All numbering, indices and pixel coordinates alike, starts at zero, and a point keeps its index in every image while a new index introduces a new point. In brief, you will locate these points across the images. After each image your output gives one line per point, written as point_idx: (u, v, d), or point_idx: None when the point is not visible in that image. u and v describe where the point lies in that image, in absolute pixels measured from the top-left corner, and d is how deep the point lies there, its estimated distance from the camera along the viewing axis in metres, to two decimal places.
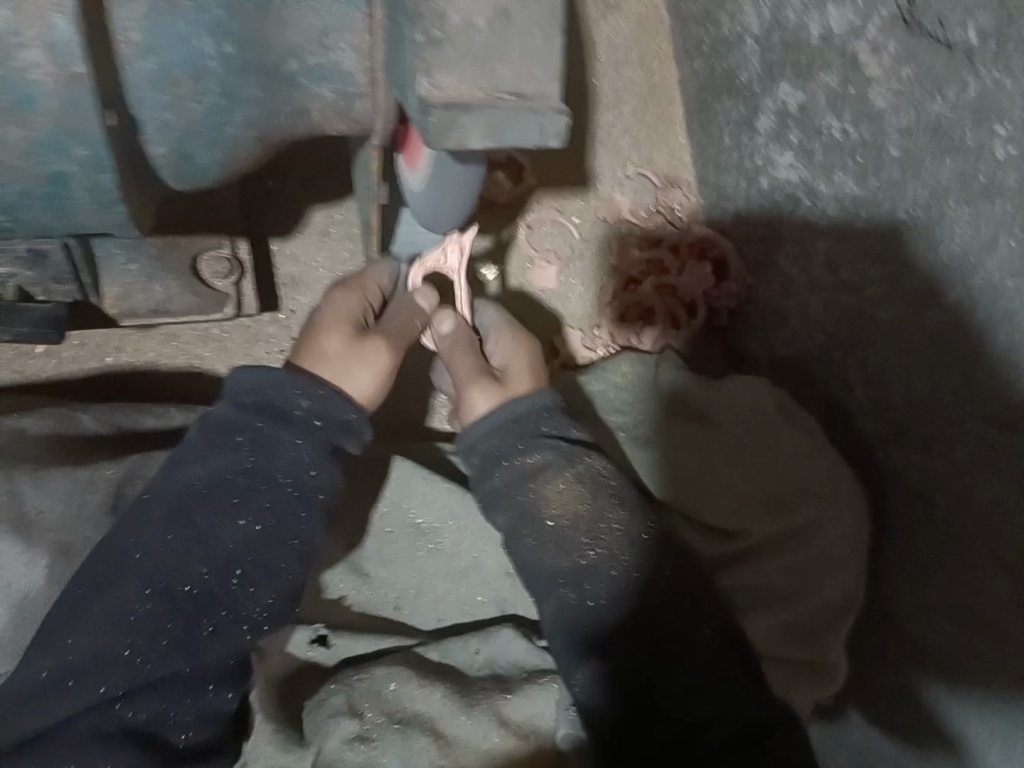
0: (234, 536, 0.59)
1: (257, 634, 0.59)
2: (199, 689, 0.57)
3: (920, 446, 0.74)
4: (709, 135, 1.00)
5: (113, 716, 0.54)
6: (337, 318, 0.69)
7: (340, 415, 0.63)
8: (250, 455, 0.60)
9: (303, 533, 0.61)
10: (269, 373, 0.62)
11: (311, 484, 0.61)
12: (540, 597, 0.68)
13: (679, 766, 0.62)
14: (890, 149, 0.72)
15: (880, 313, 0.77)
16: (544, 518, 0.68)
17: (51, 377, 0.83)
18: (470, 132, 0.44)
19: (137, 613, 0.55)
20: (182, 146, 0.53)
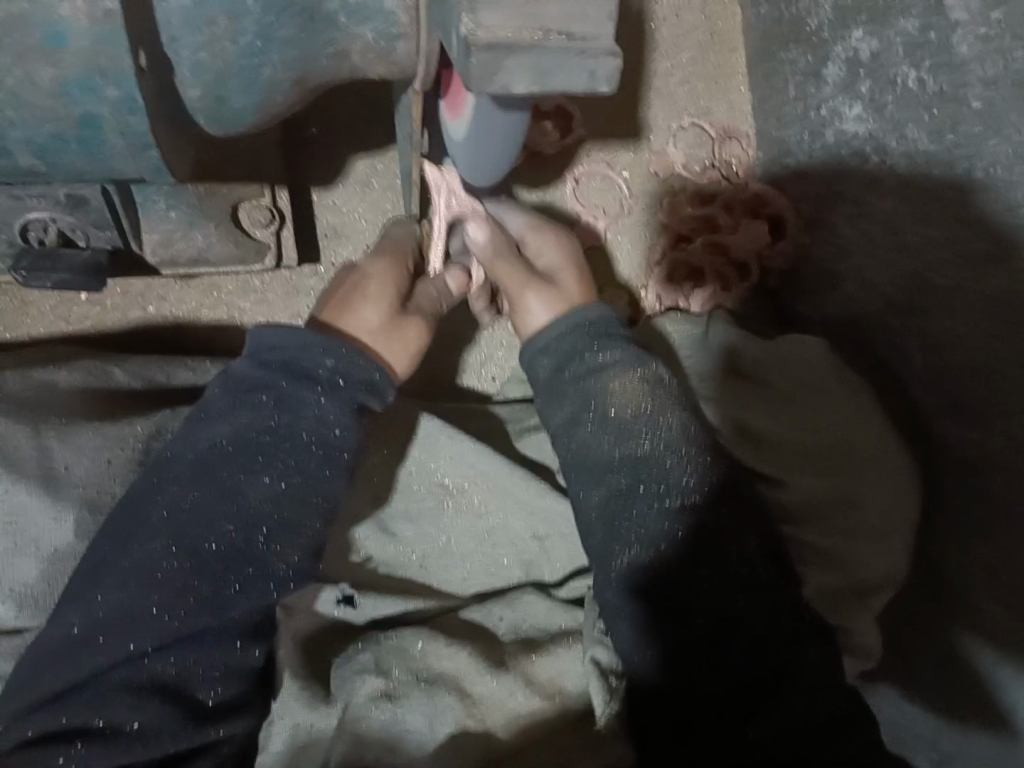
0: (261, 492, 0.58)
1: (284, 590, 0.59)
2: (227, 643, 0.57)
3: (978, 419, 0.70)
4: (773, 85, 0.94)
5: (141, 672, 0.55)
6: (378, 286, 0.68)
7: (365, 376, 0.63)
8: (273, 412, 0.60)
9: (326, 489, 0.60)
10: (292, 333, 0.62)
11: (336, 442, 0.61)
12: (585, 488, 0.68)
13: (722, 658, 0.60)
14: (970, 101, 0.67)
15: (939, 277, 0.72)
16: (608, 404, 0.68)
17: (93, 323, 0.84)
18: (514, 76, 0.42)
19: (164, 570, 0.55)
20: (216, 88, 0.51)
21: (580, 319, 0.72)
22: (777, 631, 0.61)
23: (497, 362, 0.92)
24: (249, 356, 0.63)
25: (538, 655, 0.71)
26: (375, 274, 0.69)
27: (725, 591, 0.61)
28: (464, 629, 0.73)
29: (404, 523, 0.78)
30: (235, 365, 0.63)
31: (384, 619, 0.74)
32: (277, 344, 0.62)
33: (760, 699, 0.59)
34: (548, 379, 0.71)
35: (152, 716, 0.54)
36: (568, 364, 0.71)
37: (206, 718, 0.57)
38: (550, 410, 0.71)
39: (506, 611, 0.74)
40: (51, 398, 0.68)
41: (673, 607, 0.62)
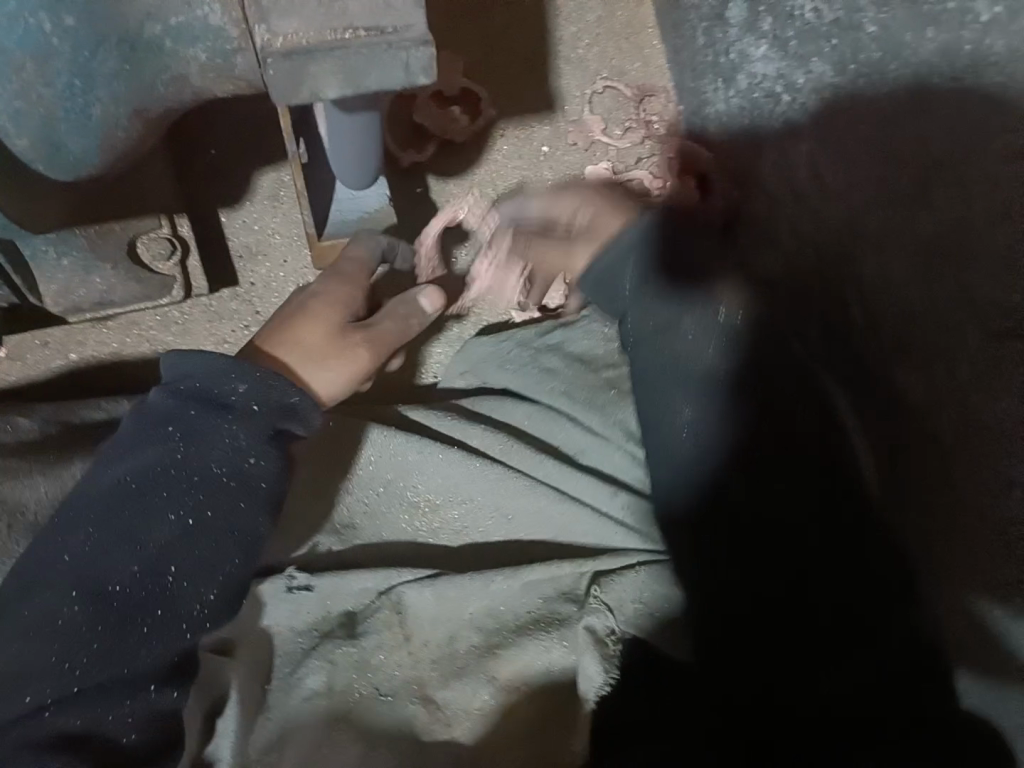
0: (167, 532, 0.56)
1: (201, 629, 0.57)
2: (139, 689, 0.54)
3: (918, 366, 0.62)
4: (682, 35, 0.90)
5: (41, 729, 0.52)
6: (326, 303, 0.67)
7: (281, 401, 0.60)
8: (181, 444, 0.57)
9: (240, 522, 0.58)
10: (199, 357, 0.59)
11: (251, 472, 0.58)
12: (673, 401, 0.65)
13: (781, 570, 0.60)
14: (867, 27, 0.63)
15: (873, 218, 0.66)
16: (715, 312, 0.64)
17: (13, 380, 0.82)
18: (321, 82, 0.39)
19: (65, 617, 0.53)
20: (48, 133, 0.48)
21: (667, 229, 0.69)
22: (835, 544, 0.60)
23: (437, 359, 0.90)
24: (163, 387, 0.59)
25: (500, 651, 0.69)
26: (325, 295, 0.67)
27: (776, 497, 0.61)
28: (401, 641, 0.70)
29: (367, 531, 0.77)
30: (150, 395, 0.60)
31: (316, 630, 0.70)
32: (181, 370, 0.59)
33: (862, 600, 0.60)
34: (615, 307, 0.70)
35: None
36: (665, 270, 0.67)
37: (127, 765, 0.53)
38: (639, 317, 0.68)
39: (440, 601, 0.70)
40: None
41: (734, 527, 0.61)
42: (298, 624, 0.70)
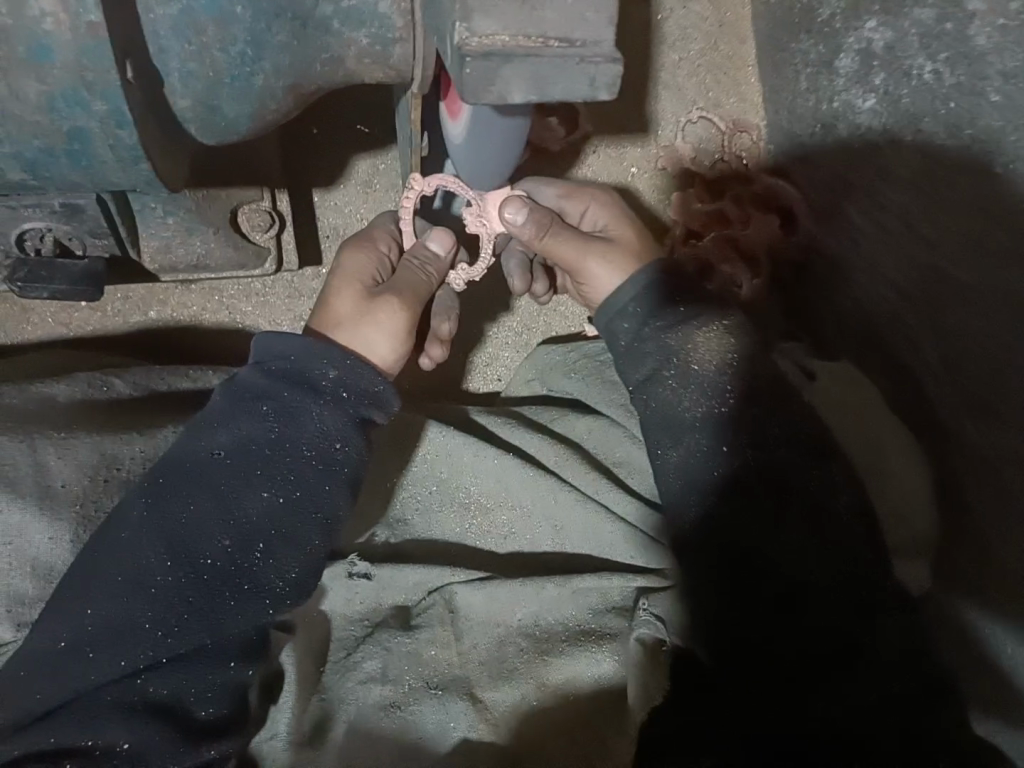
0: (260, 507, 0.57)
1: (279, 605, 0.57)
2: (221, 662, 0.56)
3: (991, 409, 0.68)
4: (784, 77, 0.92)
5: (133, 692, 0.54)
6: (347, 276, 0.65)
7: (367, 386, 0.61)
8: (274, 424, 0.58)
9: (327, 505, 0.59)
10: (296, 340, 0.60)
11: (336, 456, 0.59)
12: (664, 450, 0.67)
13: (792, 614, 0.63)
14: (989, 95, 0.64)
15: (959, 272, 0.69)
16: (691, 361, 0.66)
17: (95, 330, 0.83)
18: (511, 86, 0.40)
19: (158, 582, 0.54)
20: (208, 96, 0.49)
21: (650, 272, 0.71)
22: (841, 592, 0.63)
23: (502, 361, 0.92)
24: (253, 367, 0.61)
25: (551, 658, 0.69)
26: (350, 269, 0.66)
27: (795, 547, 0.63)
28: (450, 639, 0.71)
29: (419, 526, 0.77)
30: (241, 372, 0.61)
31: (370, 617, 0.72)
32: (276, 354, 0.61)
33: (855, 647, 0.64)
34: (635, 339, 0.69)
35: (142, 737, 0.53)
36: (650, 319, 0.69)
37: (200, 735, 0.55)
38: (630, 371, 0.69)
39: (492, 602, 0.72)
40: (49, 411, 0.68)
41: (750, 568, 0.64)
42: (355, 611, 0.72)
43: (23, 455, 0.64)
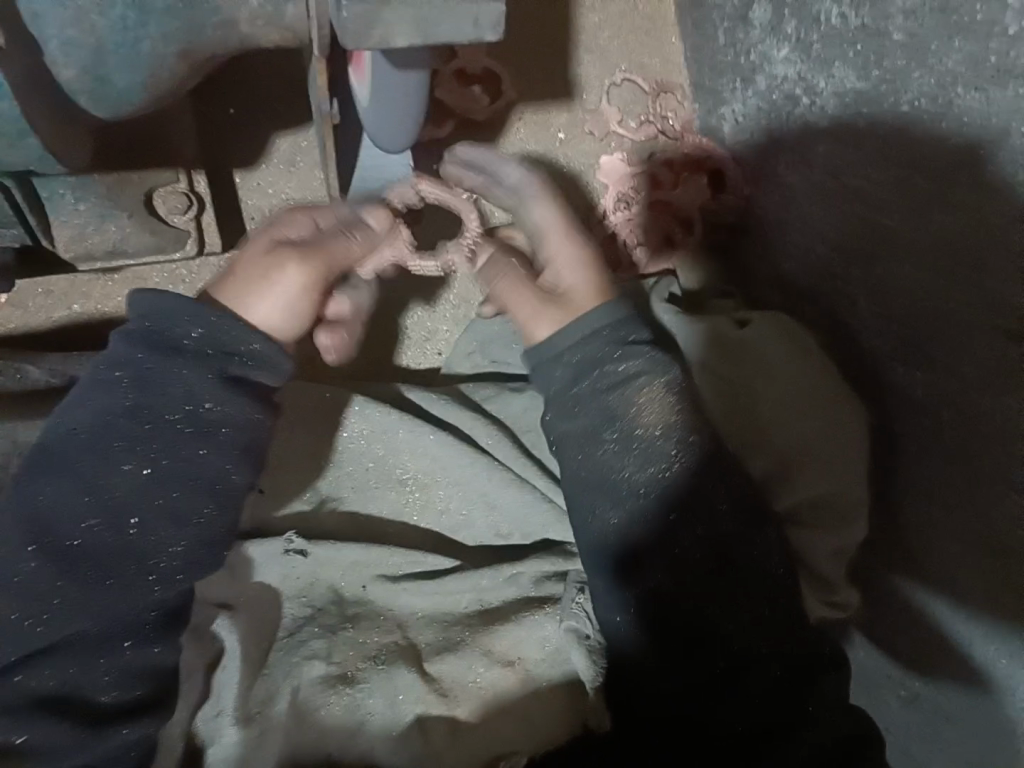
0: (126, 484, 0.54)
1: (171, 581, 0.55)
2: (113, 647, 0.54)
3: (924, 360, 0.69)
4: (703, 34, 0.92)
5: (12, 689, 0.51)
6: (276, 230, 0.64)
7: (235, 343, 0.57)
8: (130, 391, 0.55)
9: (207, 469, 0.56)
10: (166, 299, 0.56)
11: (208, 416, 0.56)
12: (599, 508, 0.65)
13: (727, 692, 0.62)
14: (894, 34, 0.65)
15: (883, 217, 0.70)
16: (634, 425, 0.64)
17: (17, 328, 0.81)
18: (395, 29, 0.40)
19: (25, 574, 0.52)
20: (95, 66, 0.48)
21: (601, 323, 0.67)
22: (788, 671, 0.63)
23: (444, 336, 0.91)
24: (118, 331, 0.57)
25: (496, 627, 0.70)
26: (273, 224, 0.64)
27: (748, 630, 0.63)
28: (394, 626, 0.70)
29: (354, 503, 0.77)
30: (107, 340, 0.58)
31: (310, 600, 0.71)
32: (142, 311, 0.56)
33: (769, 730, 0.63)
34: (563, 391, 0.66)
35: (37, 734, 0.51)
36: (588, 377, 0.65)
37: (105, 719, 0.53)
38: (557, 420, 0.66)
39: (431, 594, 0.71)
40: None
41: (684, 633, 0.63)
42: (292, 588, 0.71)
43: None
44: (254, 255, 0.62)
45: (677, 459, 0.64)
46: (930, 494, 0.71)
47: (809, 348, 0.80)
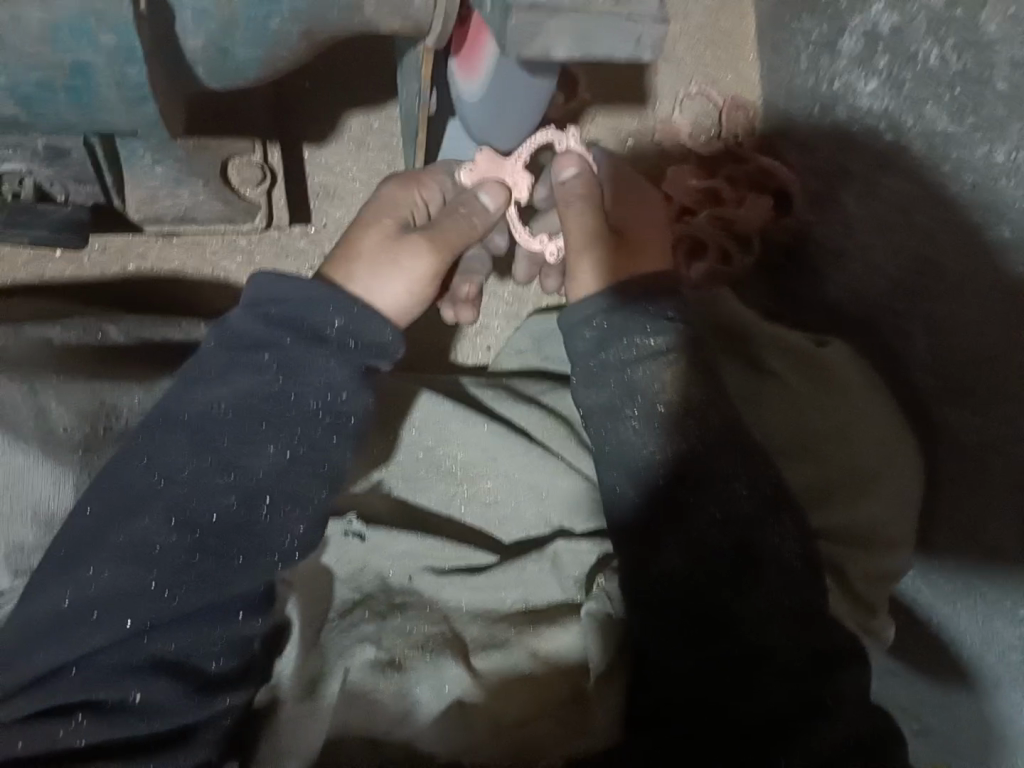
0: (266, 463, 0.55)
1: (287, 562, 0.56)
2: (228, 616, 0.55)
3: (978, 401, 0.71)
4: (782, 55, 0.92)
5: (137, 651, 0.52)
6: (381, 211, 0.63)
7: (377, 337, 0.58)
8: (277, 376, 0.55)
9: (333, 458, 0.57)
10: (298, 287, 0.58)
11: (341, 409, 0.56)
12: (619, 483, 0.66)
13: (743, 683, 0.63)
14: (997, 83, 0.64)
15: (952, 262, 0.71)
16: (655, 399, 0.65)
17: (71, 281, 0.79)
18: (554, 40, 0.39)
19: (162, 544, 0.52)
20: (220, 38, 0.47)
21: (624, 296, 0.67)
22: (807, 660, 0.62)
23: (494, 331, 0.91)
24: (246, 308, 0.58)
25: (540, 626, 0.70)
26: (383, 201, 0.64)
27: (765, 621, 0.63)
28: (441, 617, 0.70)
29: (404, 492, 0.76)
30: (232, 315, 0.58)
31: (360, 586, 0.71)
32: (271, 292, 0.58)
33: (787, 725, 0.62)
34: (589, 359, 0.66)
35: (155, 690, 0.52)
36: (611, 346, 0.66)
37: (211, 687, 0.54)
38: (583, 391, 0.67)
39: (477, 594, 0.71)
40: (42, 353, 0.66)
41: (703, 619, 0.63)
42: (344, 571, 0.71)
43: (22, 399, 0.62)
44: (371, 236, 0.62)
45: (693, 437, 0.65)
46: (968, 519, 0.75)
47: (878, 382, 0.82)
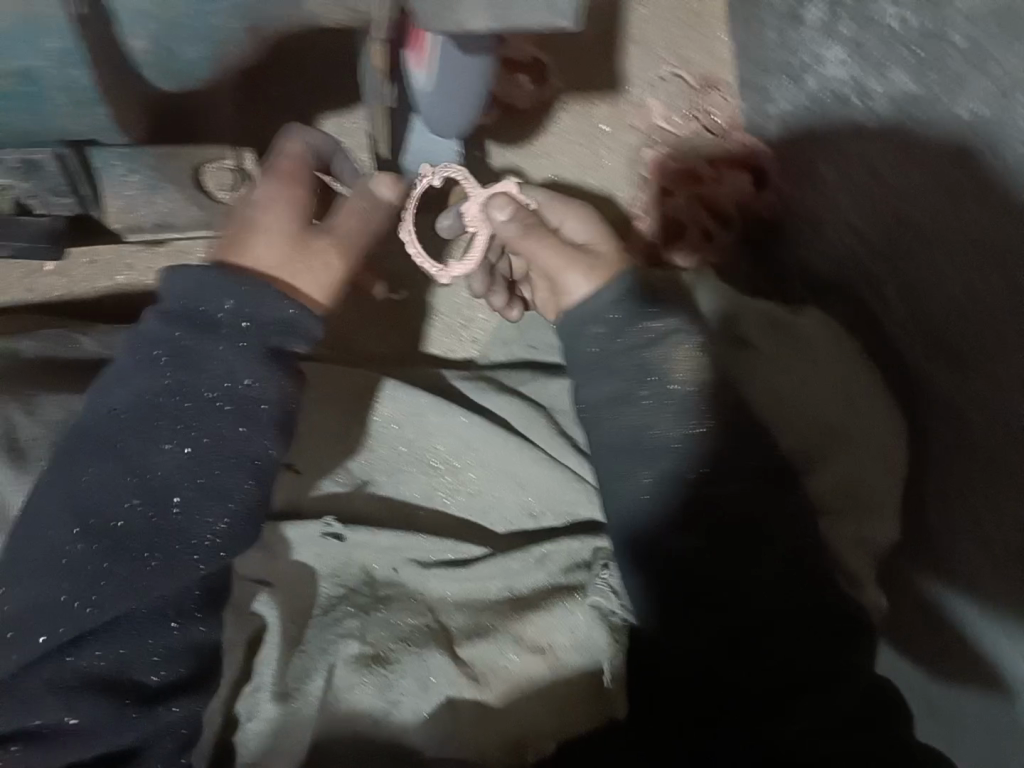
0: (168, 462, 0.55)
1: (212, 557, 0.57)
2: (160, 625, 0.56)
3: (958, 360, 0.68)
4: (753, 31, 0.92)
5: (65, 670, 0.53)
6: (276, 199, 0.61)
7: (277, 316, 0.58)
8: (169, 371, 0.56)
9: (247, 447, 0.57)
10: (196, 276, 0.56)
11: (246, 395, 0.57)
12: (635, 472, 0.65)
13: (743, 653, 0.62)
14: (952, 37, 0.64)
15: (922, 214, 0.70)
16: (667, 382, 0.66)
17: (61, 297, 0.82)
18: (470, 11, 0.40)
19: (69, 554, 0.53)
20: (165, 37, 0.48)
21: (629, 284, 0.68)
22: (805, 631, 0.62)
23: (479, 324, 0.91)
24: (153, 309, 0.58)
25: (527, 614, 0.71)
26: (267, 192, 0.61)
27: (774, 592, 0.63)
28: (426, 609, 0.71)
29: (385, 487, 0.77)
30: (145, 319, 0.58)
31: (343, 581, 0.72)
32: (179, 291, 0.57)
33: (779, 698, 0.62)
34: (596, 355, 0.67)
35: (86, 713, 0.53)
36: (620, 335, 0.66)
37: (150, 700, 0.55)
38: (591, 383, 0.67)
39: (463, 584, 0.72)
40: (19, 366, 0.68)
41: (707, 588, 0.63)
42: (326, 568, 0.72)
43: None
44: (268, 224, 0.60)
45: (703, 416, 0.65)
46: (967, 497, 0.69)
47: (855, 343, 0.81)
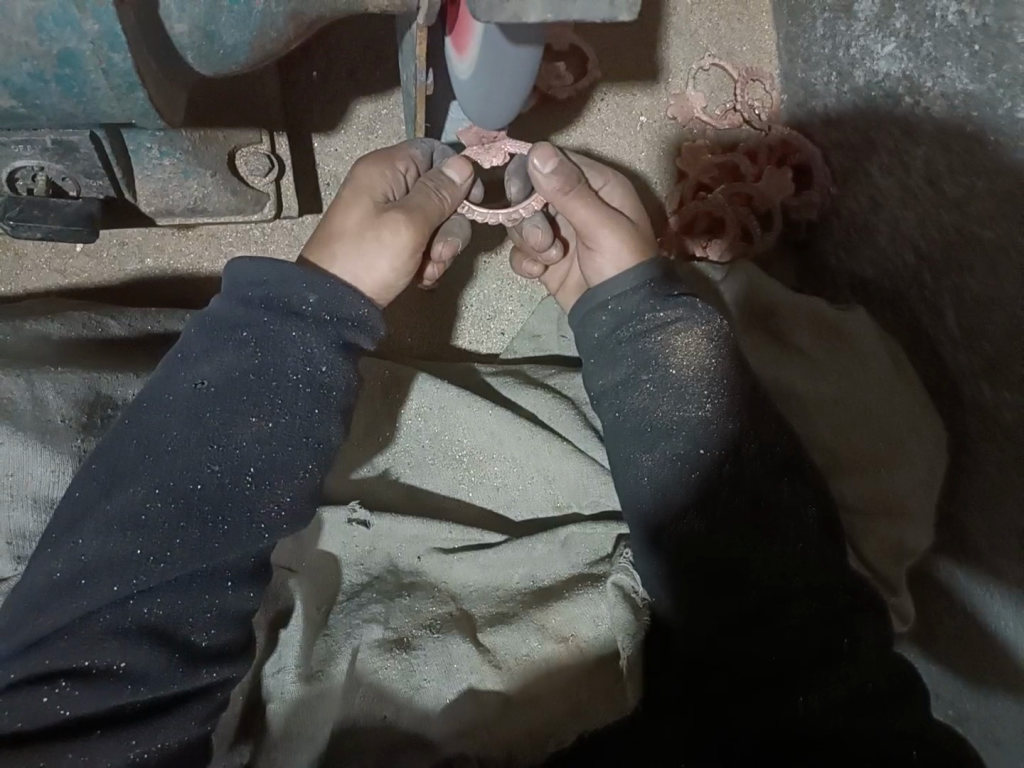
0: (252, 435, 0.54)
1: (275, 532, 0.56)
2: (218, 584, 0.54)
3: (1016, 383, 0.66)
4: (800, 23, 0.89)
5: (125, 615, 0.51)
6: (358, 187, 0.61)
7: (351, 312, 0.58)
8: (256, 351, 0.55)
9: (318, 431, 0.56)
10: (272, 266, 0.57)
11: (323, 379, 0.56)
12: (634, 452, 0.64)
13: (762, 631, 0.62)
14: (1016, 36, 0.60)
15: (984, 228, 0.67)
16: (667, 370, 0.64)
17: (91, 278, 0.81)
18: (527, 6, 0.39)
19: (148, 512, 0.52)
20: (206, 22, 0.47)
21: (641, 278, 0.67)
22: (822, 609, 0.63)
23: (509, 316, 0.90)
24: (224, 292, 0.57)
25: (552, 602, 0.69)
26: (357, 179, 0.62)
27: (784, 566, 0.63)
28: (449, 598, 0.70)
29: (411, 478, 0.77)
30: (212, 303, 0.58)
31: (368, 569, 0.72)
32: (250, 277, 0.57)
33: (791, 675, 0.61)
34: (604, 341, 0.66)
35: (139, 660, 0.51)
36: (627, 323, 0.66)
37: (197, 660, 0.53)
38: (597, 372, 0.67)
39: (487, 570, 0.71)
40: (51, 350, 0.68)
41: (720, 573, 0.62)
42: (351, 556, 0.72)
43: (22, 391, 0.63)
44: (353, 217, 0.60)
45: (714, 401, 0.64)
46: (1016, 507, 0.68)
47: (895, 348, 0.79)
